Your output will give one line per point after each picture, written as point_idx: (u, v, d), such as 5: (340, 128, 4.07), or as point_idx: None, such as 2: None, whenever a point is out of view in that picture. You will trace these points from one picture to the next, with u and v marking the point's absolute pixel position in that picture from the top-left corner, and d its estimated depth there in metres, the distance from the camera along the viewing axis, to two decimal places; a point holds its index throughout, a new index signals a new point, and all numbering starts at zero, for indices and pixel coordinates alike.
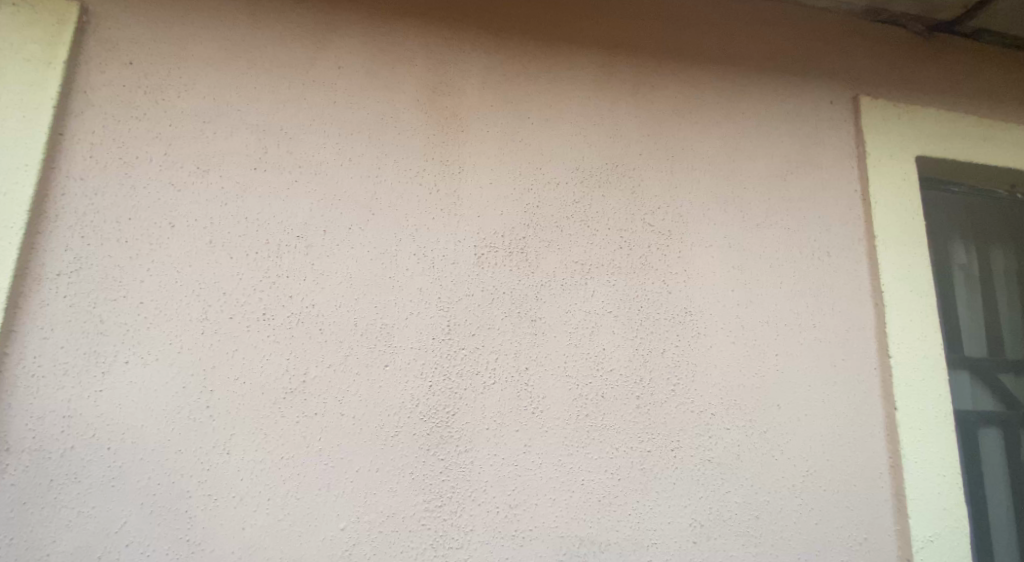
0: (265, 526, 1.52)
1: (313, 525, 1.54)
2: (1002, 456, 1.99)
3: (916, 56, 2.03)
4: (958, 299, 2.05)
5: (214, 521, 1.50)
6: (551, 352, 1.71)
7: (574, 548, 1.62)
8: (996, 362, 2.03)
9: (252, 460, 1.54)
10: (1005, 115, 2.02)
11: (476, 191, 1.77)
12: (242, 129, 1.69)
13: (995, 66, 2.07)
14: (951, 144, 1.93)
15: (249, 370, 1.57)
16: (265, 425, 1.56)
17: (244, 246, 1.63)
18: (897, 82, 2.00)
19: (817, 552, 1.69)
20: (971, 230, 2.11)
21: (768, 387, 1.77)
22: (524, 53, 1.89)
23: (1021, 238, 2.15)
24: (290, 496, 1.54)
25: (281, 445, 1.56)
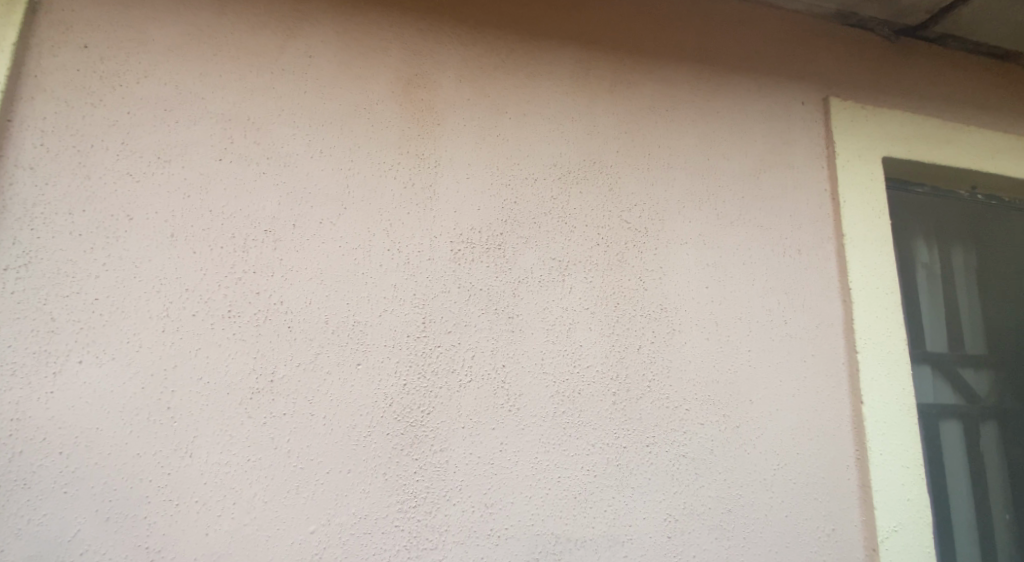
0: (231, 532, 1.38)
1: (281, 534, 1.39)
2: (965, 459, 1.72)
3: (880, 58, 1.84)
4: (967, 313, 1.83)
5: (176, 527, 1.37)
6: (528, 350, 1.52)
7: (548, 550, 1.44)
8: (956, 360, 1.77)
9: (216, 463, 1.40)
10: (964, 118, 1.83)
11: (453, 187, 1.58)
12: (207, 119, 1.55)
13: (956, 70, 1.87)
14: (913, 144, 1.75)
15: (214, 370, 1.44)
16: (229, 427, 1.42)
17: (209, 240, 1.49)
18: (865, 82, 1.81)
19: (785, 544, 1.51)
20: (932, 226, 1.85)
21: (740, 383, 1.57)
22: (503, 41, 1.67)
23: (981, 237, 1.88)
24: (256, 497, 1.40)
25: (248, 447, 1.42)
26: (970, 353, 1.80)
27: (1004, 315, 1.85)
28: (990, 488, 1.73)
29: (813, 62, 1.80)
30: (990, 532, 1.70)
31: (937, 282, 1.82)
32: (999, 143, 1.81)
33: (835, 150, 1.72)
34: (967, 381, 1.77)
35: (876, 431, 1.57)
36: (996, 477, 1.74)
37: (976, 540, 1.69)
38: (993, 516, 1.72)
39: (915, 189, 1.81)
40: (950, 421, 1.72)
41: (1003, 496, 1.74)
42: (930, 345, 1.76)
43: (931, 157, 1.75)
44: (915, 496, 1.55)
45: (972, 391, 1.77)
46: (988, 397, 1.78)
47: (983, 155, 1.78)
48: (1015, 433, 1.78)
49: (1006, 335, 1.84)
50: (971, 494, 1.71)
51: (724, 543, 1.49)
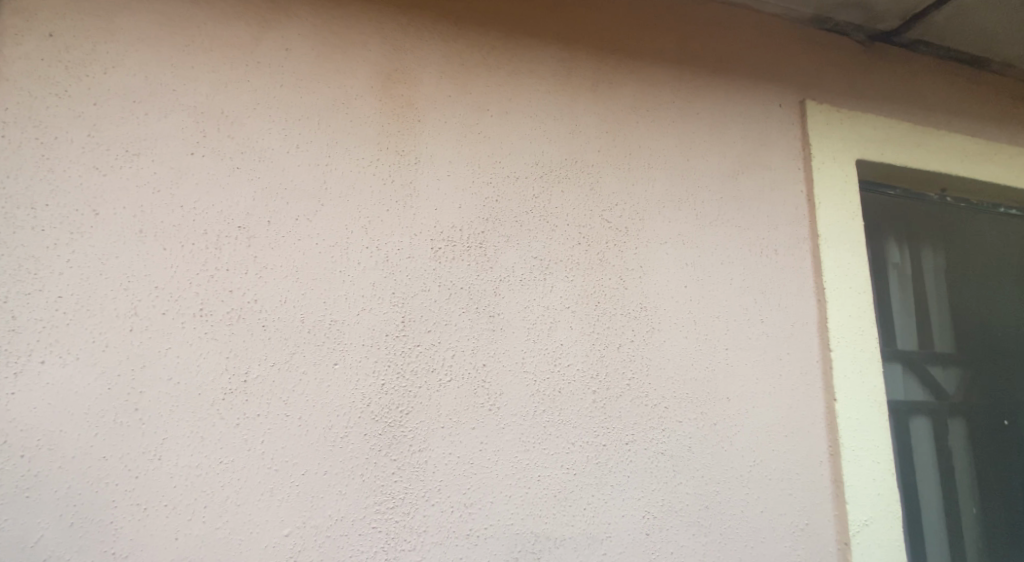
0: (202, 536, 1.35)
1: (255, 538, 1.37)
2: (934, 453, 1.77)
3: (854, 62, 1.88)
4: (937, 312, 1.88)
5: (144, 532, 1.33)
6: (508, 348, 1.52)
7: (527, 549, 1.44)
8: (925, 357, 1.82)
9: (186, 466, 1.37)
10: (934, 123, 1.88)
11: (434, 184, 1.57)
12: (178, 111, 1.51)
13: (927, 75, 1.92)
14: (886, 148, 1.79)
15: (185, 370, 1.41)
16: (201, 429, 1.39)
17: (180, 236, 1.46)
18: (840, 86, 1.84)
19: (759, 539, 1.53)
20: (904, 226, 1.89)
21: (718, 381, 1.59)
22: (483, 38, 1.66)
23: (950, 237, 1.94)
24: (228, 501, 1.37)
25: (220, 449, 1.39)
26: (940, 351, 1.85)
27: (972, 314, 1.91)
28: (957, 482, 1.79)
29: (789, 66, 1.83)
30: (958, 524, 1.76)
31: (908, 282, 1.87)
32: (967, 147, 1.87)
33: (810, 153, 1.76)
34: (936, 378, 1.82)
35: (848, 427, 1.61)
36: (963, 471, 1.80)
37: (944, 533, 1.74)
38: (960, 509, 1.77)
39: (887, 191, 1.86)
40: (920, 417, 1.77)
41: (969, 490, 1.79)
42: (901, 343, 1.81)
43: (902, 160, 1.79)
44: (885, 491, 1.59)
45: (941, 388, 1.82)
46: (956, 393, 1.84)
47: (952, 158, 1.84)
48: (981, 429, 1.84)
49: (972, 333, 1.90)
50: (938, 487, 1.76)
51: (700, 539, 1.51)
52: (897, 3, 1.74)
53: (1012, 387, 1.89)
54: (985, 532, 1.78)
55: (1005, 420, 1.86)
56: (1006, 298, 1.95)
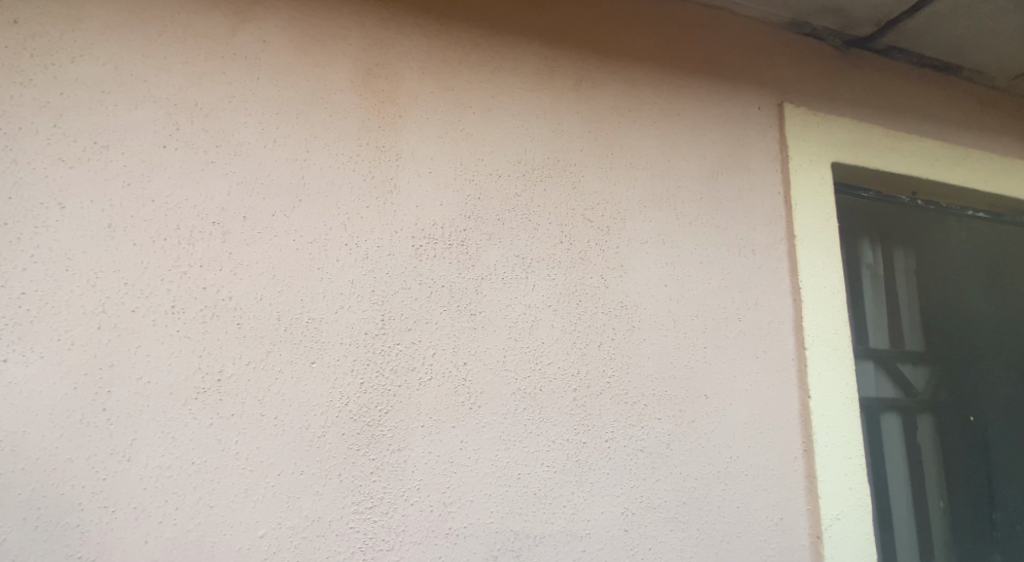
0: (173, 539, 1.32)
1: (228, 540, 1.34)
2: (903, 448, 1.83)
3: (830, 66, 1.92)
4: (908, 312, 1.94)
5: (111, 535, 1.30)
6: (489, 347, 1.52)
7: (507, 547, 1.45)
8: (896, 355, 1.88)
9: (156, 467, 1.34)
10: (906, 127, 1.93)
11: (415, 180, 1.55)
12: (150, 103, 1.47)
13: (900, 81, 1.97)
14: (860, 151, 1.84)
15: (155, 369, 1.37)
16: (172, 429, 1.36)
17: (151, 231, 1.42)
18: (816, 90, 1.88)
19: (733, 534, 1.56)
20: (876, 229, 1.94)
21: (696, 378, 1.62)
22: (465, 34, 1.65)
23: (921, 239, 1.99)
24: (200, 502, 1.34)
25: (192, 449, 1.36)
26: (910, 350, 1.90)
27: (941, 313, 1.97)
28: (925, 477, 1.84)
29: (768, 69, 1.86)
30: (925, 518, 1.81)
31: (880, 282, 1.92)
32: (938, 152, 1.92)
33: (788, 155, 1.79)
34: (906, 376, 1.88)
35: (822, 424, 1.65)
36: (931, 466, 1.85)
37: (912, 526, 1.79)
38: (928, 503, 1.83)
39: (861, 194, 1.90)
40: (889, 414, 1.82)
41: (937, 485, 1.85)
42: (873, 342, 1.86)
43: (876, 163, 1.84)
44: (856, 485, 1.63)
45: (911, 385, 1.88)
46: (924, 391, 1.89)
47: (923, 162, 1.89)
48: (949, 425, 1.90)
49: (942, 332, 1.96)
50: (907, 482, 1.81)
51: (677, 534, 1.53)
52: (872, 11, 1.79)
53: (978, 385, 1.96)
54: (951, 525, 1.84)
55: (971, 416, 1.92)
56: (973, 299, 2.02)
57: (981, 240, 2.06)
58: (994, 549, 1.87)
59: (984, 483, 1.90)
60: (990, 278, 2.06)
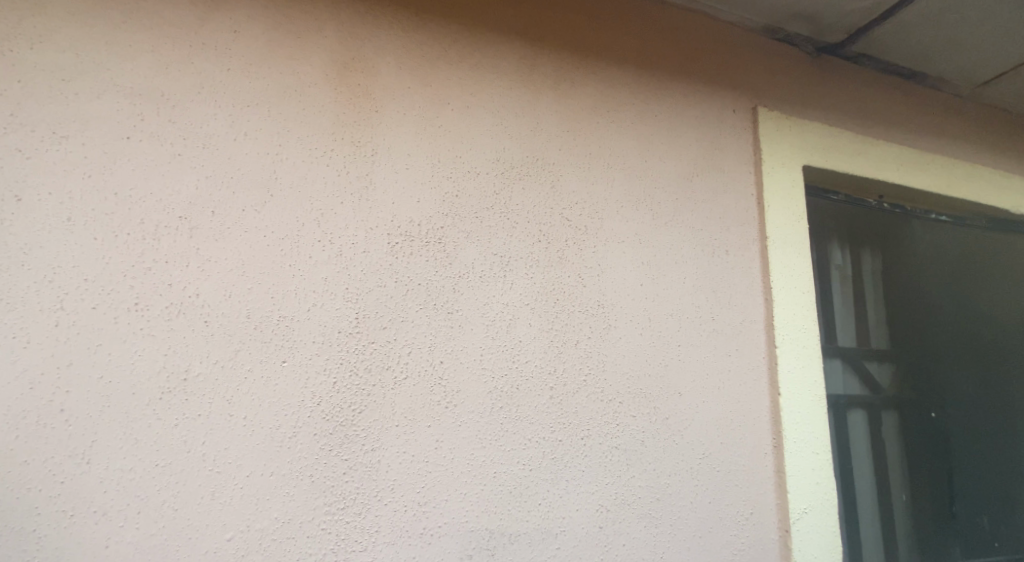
0: (136, 543, 1.28)
1: (194, 544, 1.30)
2: (866, 444, 1.88)
3: (802, 72, 1.96)
4: (873, 311, 2.00)
5: (69, 540, 1.25)
6: (465, 346, 1.51)
7: (482, 546, 1.44)
8: (862, 354, 1.93)
9: (118, 469, 1.29)
10: (874, 132, 1.99)
11: (392, 177, 1.53)
12: (113, 92, 1.41)
13: (868, 87, 2.03)
14: (830, 155, 1.89)
15: (118, 368, 1.32)
16: (135, 430, 1.31)
17: (113, 226, 1.37)
18: (788, 94, 1.92)
19: (702, 529, 1.58)
20: (844, 231, 2.00)
21: (670, 376, 1.64)
22: (441, 30, 1.63)
23: (886, 241, 2.06)
24: (165, 505, 1.30)
25: (156, 451, 1.32)
26: (876, 348, 1.96)
27: (904, 312, 2.04)
28: (888, 470, 1.91)
29: (742, 73, 1.89)
30: (887, 510, 1.87)
31: (848, 282, 1.98)
32: (903, 157, 1.99)
33: (761, 158, 1.83)
34: (872, 373, 1.94)
35: (791, 420, 1.69)
36: (893, 461, 1.92)
37: (875, 519, 1.85)
38: (890, 496, 1.89)
39: (830, 197, 1.96)
40: (854, 411, 1.88)
41: (898, 478, 1.91)
42: (841, 340, 1.92)
43: (845, 167, 1.89)
44: (822, 479, 1.68)
45: (876, 382, 1.94)
46: (888, 388, 1.96)
47: (889, 167, 1.95)
48: (911, 421, 1.96)
49: (905, 332, 2.02)
50: (870, 476, 1.87)
51: (651, 530, 1.55)
52: (842, 19, 1.83)
53: (939, 381, 2.03)
54: (911, 517, 1.90)
55: (932, 412, 2.00)
56: (934, 299, 2.09)
57: (944, 243, 2.14)
58: (953, 539, 1.94)
59: (944, 476, 1.97)
60: (952, 279, 2.13)
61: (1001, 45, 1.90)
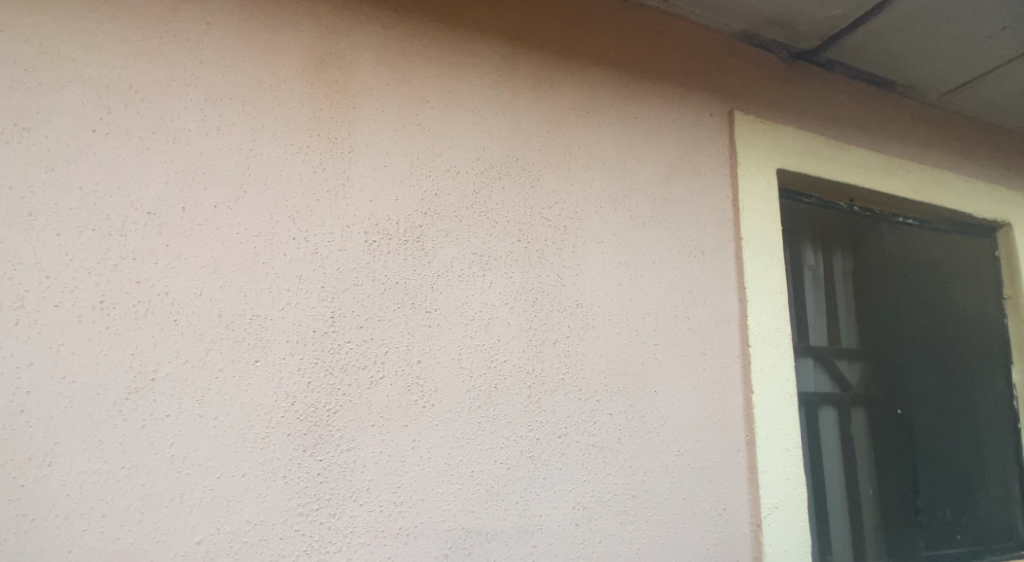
0: (100, 547, 1.24)
1: (162, 548, 1.27)
2: (834, 439, 1.94)
3: (775, 76, 2.00)
4: (843, 311, 2.06)
5: (29, 546, 1.21)
6: (444, 345, 1.50)
7: (458, 545, 1.44)
8: (832, 352, 1.99)
9: (81, 472, 1.25)
10: (844, 137, 2.03)
11: (369, 174, 1.51)
12: (78, 83, 1.36)
13: (838, 92, 2.07)
14: (803, 159, 1.93)
15: (81, 369, 1.28)
16: (100, 432, 1.27)
17: (77, 221, 1.32)
18: (762, 98, 1.96)
19: (674, 524, 1.61)
20: (815, 232, 2.04)
21: (646, 374, 1.66)
22: (421, 27, 1.62)
23: (855, 243, 2.11)
24: (131, 508, 1.27)
25: (122, 453, 1.28)
26: (846, 347, 2.02)
27: (873, 312, 2.09)
28: (854, 465, 1.96)
29: (718, 76, 1.92)
30: (854, 503, 1.93)
31: (819, 283, 2.03)
32: (872, 161, 2.04)
33: (737, 160, 1.86)
34: (841, 371, 2.00)
35: (763, 418, 1.72)
36: (859, 456, 1.97)
37: (843, 512, 1.91)
38: (857, 490, 1.95)
39: (803, 199, 2.00)
40: (823, 408, 1.93)
41: (864, 473, 1.97)
42: (812, 339, 1.97)
43: (817, 171, 1.94)
44: (791, 475, 1.72)
45: (846, 380, 2.00)
46: (856, 386, 2.01)
47: (859, 171, 2.00)
48: (878, 417, 2.02)
49: (873, 331, 2.08)
50: (837, 471, 1.92)
51: (627, 526, 1.57)
52: (814, 25, 1.87)
53: (905, 378, 2.09)
54: (876, 511, 1.96)
55: (898, 409, 2.06)
56: (900, 299, 2.15)
57: (910, 244, 2.20)
58: (918, 532, 2.00)
59: (909, 470, 2.04)
60: (918, 280, 2.20)
61: (966, 55, 1.95)
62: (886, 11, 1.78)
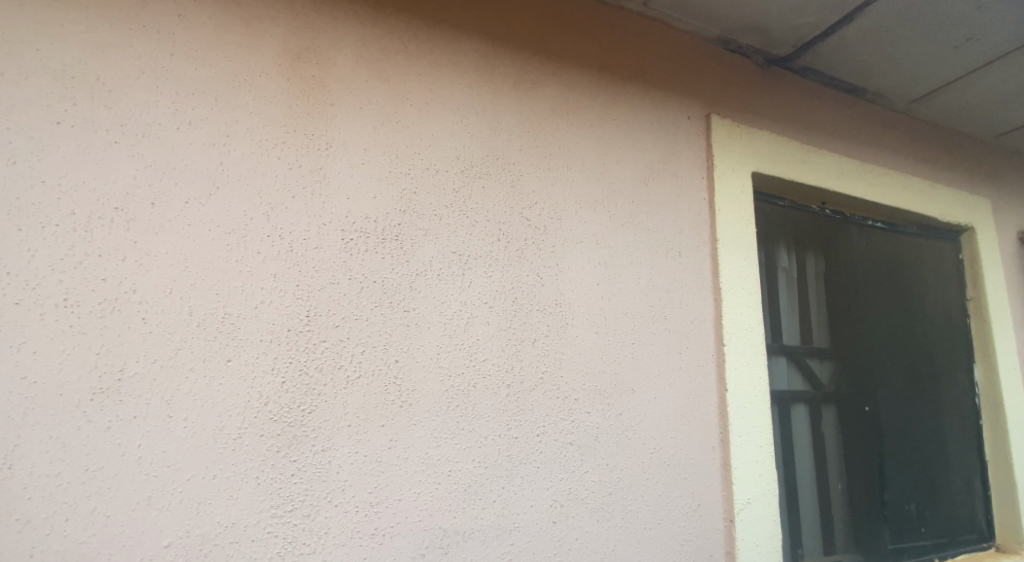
0: (62, 552, 1.20)
1: (127, 551, 1.24)
2: (804, 436, 1.98)
3: (750, 81, 2.03)
4: (816, 311, 2.10)
5: None
6: (422, 344, 1.49)
7: (435, 544, 1.43)
8: (804, 352, 2.03)
9: (43, 475, 1.21)
10: (815, 141, 2.08)
11: (347, 172, 1.49)
12: (41, 73, 1.31)
13: (810, 98, 2.12)
14: (777, 162, 1.96)
15: (43, 368, 1.24)
16: (63, 434, 1.23)
17: (40, 216, 1.27)
18: (738, 102, 1.99)
19: (647, 520, 1.62)
20: (789, 234, 2.09)
21: (623, 372, 1.67)
22: (400, 24, 1.60)
23: (828, 245, 2.16)
24: (95, 512, 1.23)
25: (86, 455, 1.24)
26: (817, 346, 2.07)
27: (842, 312, 2.15)
28: (823, 461, 2.01)
29: (696, 81, 1.94)
30: (821, 498, 1.98)
31: (792, 284, 2.07)
32: (842, 166, 2.09)
33: (714, 163, 1.89)
34: (812, 370, 2.04)
35: (736, 416, 1.75)
36: (827, 452, 2.03)
37: (811, 507, 1.96)
38: (825, 485, 2.00)
39: (777, 202, 2.04)
40: (793, 405, 1.98)
41: (832, 468, 2.03)
42: (784, 339, 2.01)
43: (791, 174, 1.98)
44: (762, 471, 1.75)
45: (817, 379, 2.05)
46: (826, 384, 2.06)
47: (830, 175, 2.05)
48: (846, 415, 2.08)
49: (843, 331, 2.13)
50: (806, 466, 1.97)
51: (603, 524, 1.58)
52: (788, 32, 1.91)
53: (872, 377, 2.15)
54: (843, 505, 2.02)
55: (865, 407, 2.12)
56: (868, 300, 2.21)
57: (878, 247, 2.26)
58: (883, 525, 2.06)
59: (876, 466, 2.10)
60: (886, 281, 2.26)
61: (931, 64, 2.02)
62: (856, 20, 1.82)
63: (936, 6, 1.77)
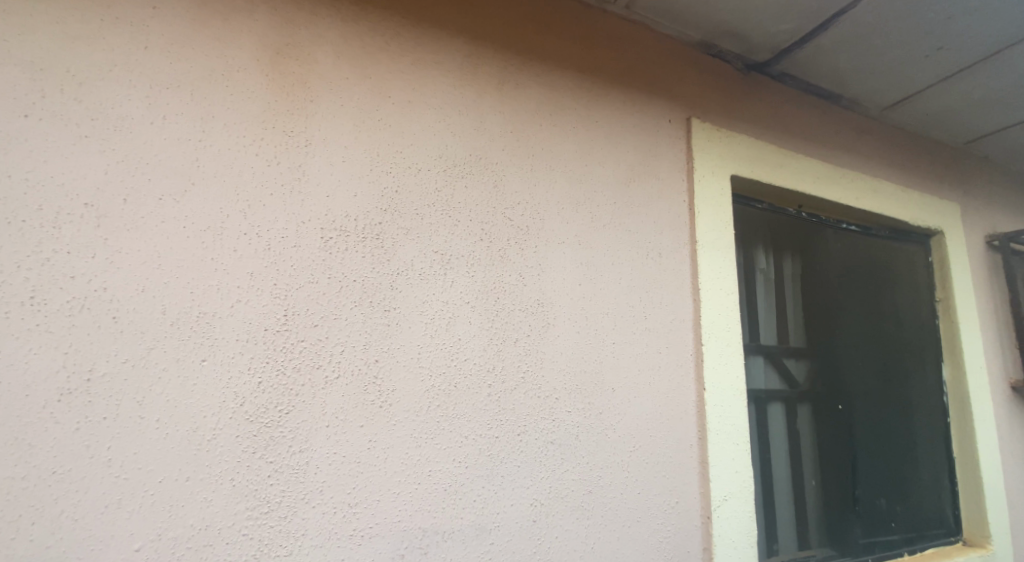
0: (28, 558, 1.17)
1: (97, 556, 1.21)
2: (778, 434, 2.02)
3: (728, 85, 2.06)
4: (791, 312, 2.14)
5: None
6: (403, 343, 1.48)
7: (415, 545, 1.42)
8: (778, 351, 2.07)
9: (8, 479, 1.17)
10: (791, 145, 2.12)
11: (327, 170, 1.47)
12: (7, 64, 1.27)
13: (786, 103, 2.15)
14: (754, 166, 1.99)
15: (7, 368, 1.20)
16: (29, 436, 1.19)
17: (5, 211, 1.23)
18: (716, 106, 2.01)
19: (624, 518, 1.64)
20: (765, 236, 2.12)
21: (601, 371, 1.68)
22: (381, 21, 1.58)
23: (802, 246, 2.20)
24: (63, 516, 1.19)
25: (54, 457, 1.20)
26: (792, 346, 2.11)
27: (815, 312, 2.19)
28: (795, 458, 2.05)
29: (676, 84, 1.96)
30: (793, 494, 2.02)
31: (767, 285, 2.11)
32: (817, 170, 2.13)
33: (693, 166, 1.91)
34: (786, 369, 2.08)
35: (713, 415, 1.77)
36: (800, 449, 2.07)
37: (783, 503, 1.99)
38: (798, 481, 2.04)
39: (754, 204, 2.08)
40: (767, 404, 2.02)
41: (804, 465, 2.07)
42: (760, 338, 2.05)
43: (767, 177, 2.01)
44: (737, 468, 1.78)
45: (791, 378, 2.09)
46: (799, 383, 2.10)
47: (805, 179, 2.09)
48: (818, 413, 2.12)
49: (816, 331, 2.17)
50: (779, 463, 2.01)
51: (583, 522, 1.59)
52: (765, 38, 1.94)
53: (844, 376, 2.20)
54: (814, 500, 2.06)
55: (837, 405, 2.16)
56: (839, 301, 2.26)
57: (850, 249, 2.31)
58: (854, 520, 2.11)
59: (847, 462, 2.15)
60: (857, 283, 2.31)
61: (901, 71, 2.07)
62: (831, 27, 1.86)
63: (906, 15, 1.82)
